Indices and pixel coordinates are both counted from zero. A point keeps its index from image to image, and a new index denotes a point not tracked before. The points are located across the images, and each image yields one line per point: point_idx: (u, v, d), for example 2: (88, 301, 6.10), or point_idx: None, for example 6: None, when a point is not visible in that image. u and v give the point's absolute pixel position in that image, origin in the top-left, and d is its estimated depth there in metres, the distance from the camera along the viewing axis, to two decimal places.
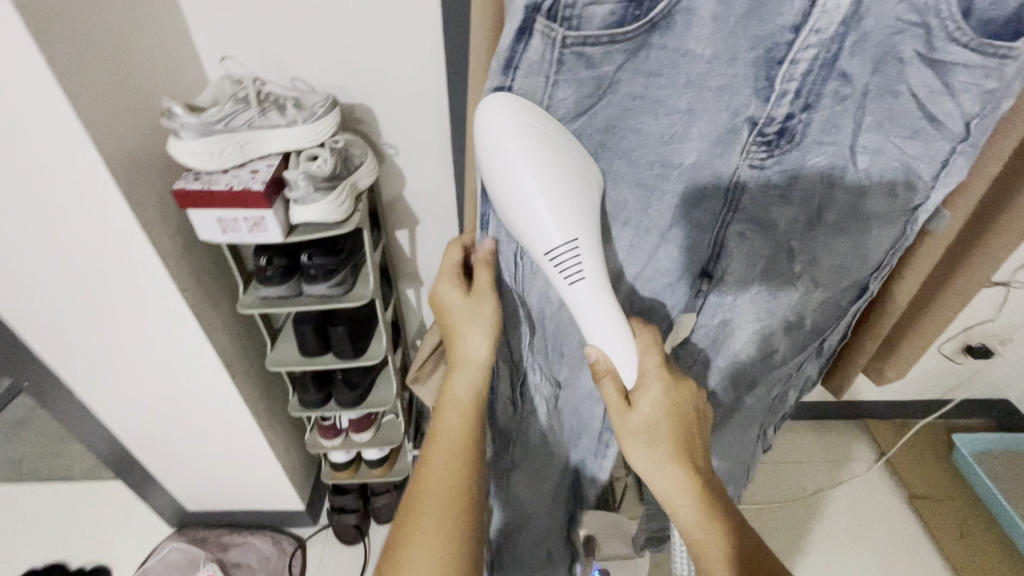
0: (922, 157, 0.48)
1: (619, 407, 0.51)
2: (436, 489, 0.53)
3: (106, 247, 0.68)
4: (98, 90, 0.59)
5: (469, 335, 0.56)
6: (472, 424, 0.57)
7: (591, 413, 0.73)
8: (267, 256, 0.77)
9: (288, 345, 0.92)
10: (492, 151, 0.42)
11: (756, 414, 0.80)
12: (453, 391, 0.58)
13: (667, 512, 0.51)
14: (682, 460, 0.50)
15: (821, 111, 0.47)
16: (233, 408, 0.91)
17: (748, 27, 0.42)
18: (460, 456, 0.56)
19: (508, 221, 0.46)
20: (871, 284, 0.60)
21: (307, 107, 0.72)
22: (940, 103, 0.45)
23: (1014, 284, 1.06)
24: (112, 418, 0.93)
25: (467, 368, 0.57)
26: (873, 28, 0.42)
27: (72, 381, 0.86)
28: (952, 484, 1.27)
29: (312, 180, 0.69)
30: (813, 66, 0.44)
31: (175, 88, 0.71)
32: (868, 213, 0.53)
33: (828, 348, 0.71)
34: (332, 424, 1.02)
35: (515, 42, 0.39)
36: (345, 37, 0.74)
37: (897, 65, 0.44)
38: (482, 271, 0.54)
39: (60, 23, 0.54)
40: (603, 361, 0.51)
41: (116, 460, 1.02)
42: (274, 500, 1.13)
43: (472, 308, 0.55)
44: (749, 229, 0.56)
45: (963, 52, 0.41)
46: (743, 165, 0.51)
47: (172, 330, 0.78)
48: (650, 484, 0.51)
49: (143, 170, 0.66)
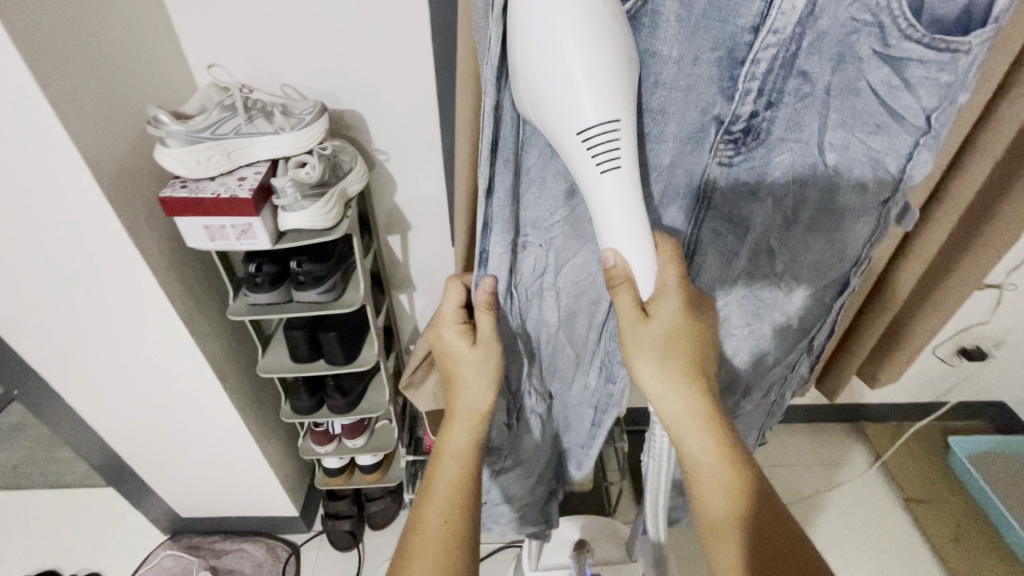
0: (887, 153, 0.48)
1: (635, 319, 0.47)
2: (432, 539, 0.48)
3: (94, 256, 0.68)
4: (83, 100, 0.59)
5: (471, 378, 0.56)
6: (473, 471, 0.53)
7: (579, 423, 0.73)
8: (256, 263, 0.77)
9: (279, 351, 0.92)
10: (530, 6, 0.36)
11: (751, 421, 0.80)
12: (454, 442, 0.54)
13: (670, 435, 0.50)
14: (693, 383, 0.49)
15: (784, 109, 0.47)
16: (224, 415, 0.91)
17: (711, 27, 0.43)
18: (458, 475, 0.53)
19: (532, 101, 0.39)
20: (852, 279, 0.58)
21: (295, 113, 0.72)
22: (899, 98, 0.44)
23: (1006, 286, 1.06)
24: (103, 426, 0.93)
25: (470, 416, 0.55)
26: (829, 27, 0.43)
27: (62, 389, 0.86)
28: (948, 487, 1.27)
29: (299, 186, 0.69)
30: (773, 65, 0.45)
31: (162, 95, 0.71)
32: (840, 208, 0.52)
33: (818, 346, 0.69)
34: (324, 430, 1.02)
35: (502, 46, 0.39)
36: (333, 44, 0.74)
37: (856, 64, 0.44)
38: (483, 314, 0.54)
39: (46, 33, 0.54)
40: (621, 267, 0.45)
41: (108, 467, 1.01)
42: (267, 507, 1.13)
43: (477, 352, 0.55)
44: (723, 226, 0.56)
45: (916, 47, 0.41)
46: (712, 163, 0.51)
47: (161, 337, 0.78)
48: (657, 403, 0.50)
49: (130, 178, 0.66)
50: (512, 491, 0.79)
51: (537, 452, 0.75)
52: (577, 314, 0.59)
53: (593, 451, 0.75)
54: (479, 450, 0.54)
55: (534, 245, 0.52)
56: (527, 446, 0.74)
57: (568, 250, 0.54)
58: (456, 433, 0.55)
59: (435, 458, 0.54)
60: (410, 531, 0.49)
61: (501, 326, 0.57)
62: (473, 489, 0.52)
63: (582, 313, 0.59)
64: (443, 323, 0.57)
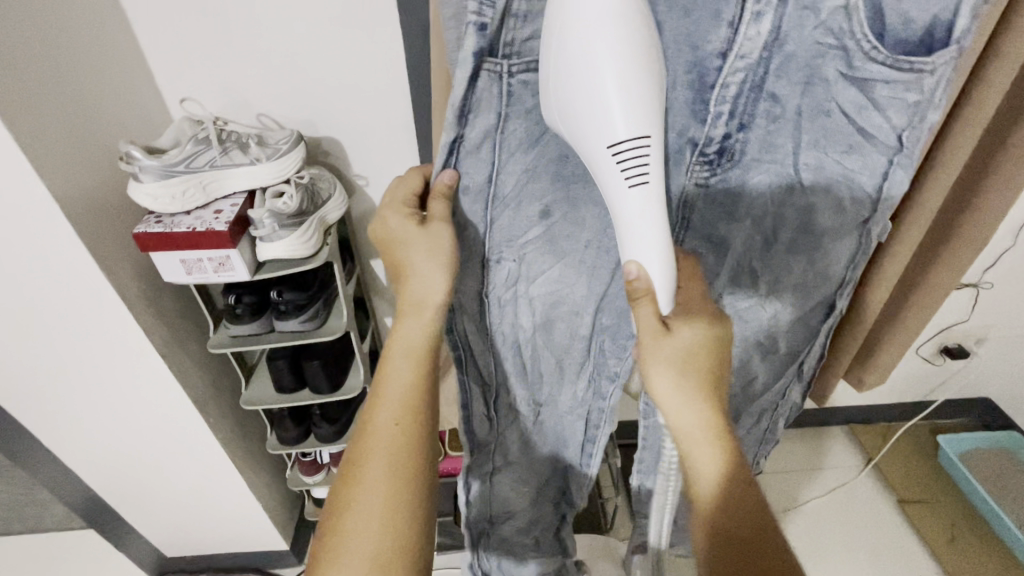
0: (862, 171, 0.49)
1: (655, 332, 0.46)
2: (383, 435, 0.49)
3: (70, 295, 0.66)
4: (39, 115, 0.56)
5: (422, 269, 0.50)
6: (426, 371, 0.52)
7: (574, 435, 0.70)
8: (235, 295, 0.76)
9: (264, 382, 0.91)
10: (568, 18, 0.36)
11: (747, 446, 0.78)
12: (406, 337, 0.51)
13: (681, 450, 0.48)
14: (711, 399, 0.48)
15: (757, 130, 0.48)
16: (209, 449, 0.89)
17: (682, 53, 0.44)
18: (414, 361, 0.51)
19: (567, 112, 0.39)
20: (838, 301, 0.60)
21: (271, 143, 0.72)
22: (869, 118, 0.46)
23: (983, 284, 1.08)
24: (82, 466, 0.90)
25: (420, 310, 0.51)
26: (796, 50, 0.44)
27: (37, 431, 0.83)
28: (941, 485, 1.27)
29: (277, 217, 0.68)
30: (743, 89, 0.45)
31: (135, 130, 0.71)
32: (820, 229, 0.54)
33: (807, 373, 0.70)
34: (313, 460, 1.00)
35: (466, 91, 0.41)
36: (308, 72, 0.74)
37: (824, 85, 0.45)
38: (438, 201, 0.48)
39: (16, 75, 0.54)
40: (643, 281, 0.42)
41: (89, 508, 0.98)
42: (256, 542, 1.10)
43: (425, 241, 0.49)
44: (704, 246, 0.56)
45: (881, 69, 0.43)
46: (689, 184, 0.51)
47: (140, 373, 0.76)
48: (670, 416, 0.48)
49: (103, 214, 0.66)
50: (512, 502, 0.77)
51: (528, 456, 0.73)
52: (555, 320, 0.59)
53: (592, 475, 0.74)
54: (432, 345, 0.52)
55: (506, 262, 0.53)
56: (513, 447, 0.71)
57: (541, 263, 0.54)
58: (408, 325, 0.51)
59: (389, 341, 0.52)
60: (360, 433, 0.49)
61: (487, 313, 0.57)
62: (423, 396, 0.51)
63: (561, 321, 0.59)
64: (388, 207, 0.52)
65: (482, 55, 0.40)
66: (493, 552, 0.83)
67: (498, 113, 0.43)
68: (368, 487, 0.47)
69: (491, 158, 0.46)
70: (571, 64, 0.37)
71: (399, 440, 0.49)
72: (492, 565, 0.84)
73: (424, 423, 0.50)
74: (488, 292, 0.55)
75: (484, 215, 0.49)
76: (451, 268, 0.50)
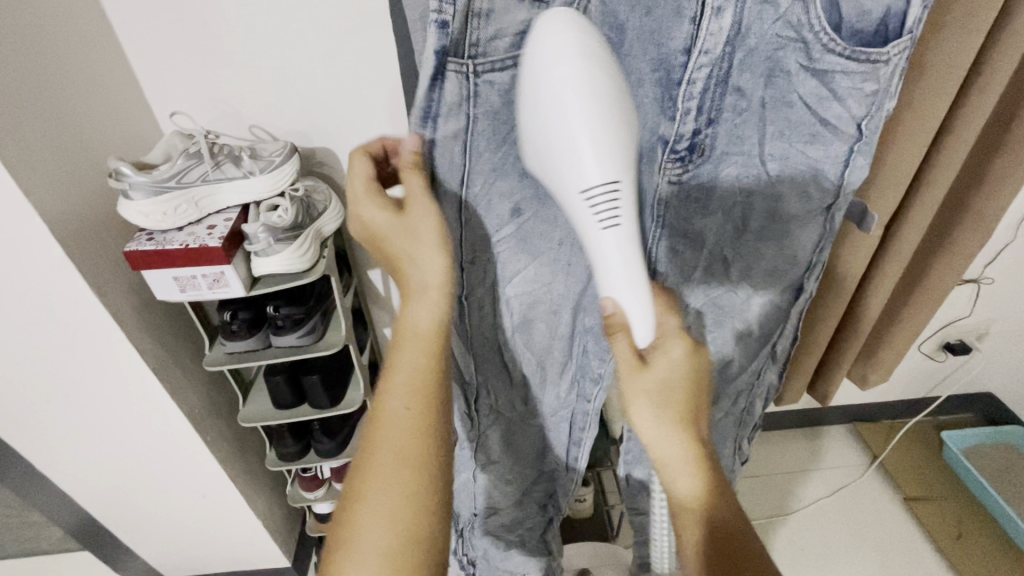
0: (824, 162, 0.48)
1: (632, 366, 0.45)
2: (398, 438, 0.43)
3: (59, 315, 0.64)
4: (20, 122, 0.55)
5: (420, 256, 0.45)
6: (440, 360, 0.46)
7: (559, 435, 0.68)
8: (231, 311, 0.75)
9: (262, 398, 0.89)
10: (541, 66, 0.37)
11: (724, 432, 0.72)
12: (414, 322, 0.46)
13: (663, 481, 0.47)
14: (692, 434, 0.46)
15: (725, 125, 0.47)
16: (208, 468, 0.87)
17: (646, 50, 0.44)
18: (426, 350, 0.45)
19: (541, 162, 0.41)
20: (807, 284, 0.57)
21: (264, 156, 0.70)
22: (829, 108, 0.45)
23: (983, 279, 1.08)
24: (76, 490, 0.88)
25: (423, 293, 0.46)
26: (757, 45, 0.44)
27: (31, 455, 0.82)
28: (948, 482, 1.26)
29: (272, 231, 0.67)
30: (709, 84, 0.44)
31: (126, 146, 0.70)
32: (788, 216, 0.52)
33: (782, 354, 0.66)
34: (313, 475, 0.98)
35: (429, 89, 0.40)
36: (301, 82, 0.73)
37: (786, 78, 0.45)
38: (412, 175, 0.44)
39: (23, 101, 0.55)
40: (620, 316, 0.44)
41: (89, 529, 0.96)
42: (258, 560, 1.07)
43: (407, 220, 0.45)
44: (680, 244, 0.54)
45: (839, 60, 0.42)
46: (662, 182, 0.49)
47: (133, 393, 0.74)
48: (650, 450, 0.47)
49: (95, 235, 0.64)
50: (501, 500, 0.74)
51: (513, 454, 0.71)
52: (534, 320, 0.57)
53: (577, 477, 0.72)
54: (444, 330, 0.46)
55: (483, 262, 0.52)
56: (496, 445, 0.69)
57: (516, 262, 0.53)
58: (413, 310, 0.46)
59: (396, 330, 0.46)
60: (370, 432, 0.44)
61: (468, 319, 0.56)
62: (437, 390, 0.45)
63: (540, 320, 0.57)
64: (354, 196, 0.47)
65: (444, 55, 0.39)
66: (479, 538, 0.79)
67: (465, 115, 0.43)
68: (382, 490, 0.42)
69: (463, 160, 0.45)
70: (542, 116, 0.38)
71: (417, 438, 0.43)
72: (476, 554, 0.80)
73: (444, 424, 0.45)
74: (469, 295, 0.54)
75: (459, 215, 0.48)
76: (450, 252, 0.46)
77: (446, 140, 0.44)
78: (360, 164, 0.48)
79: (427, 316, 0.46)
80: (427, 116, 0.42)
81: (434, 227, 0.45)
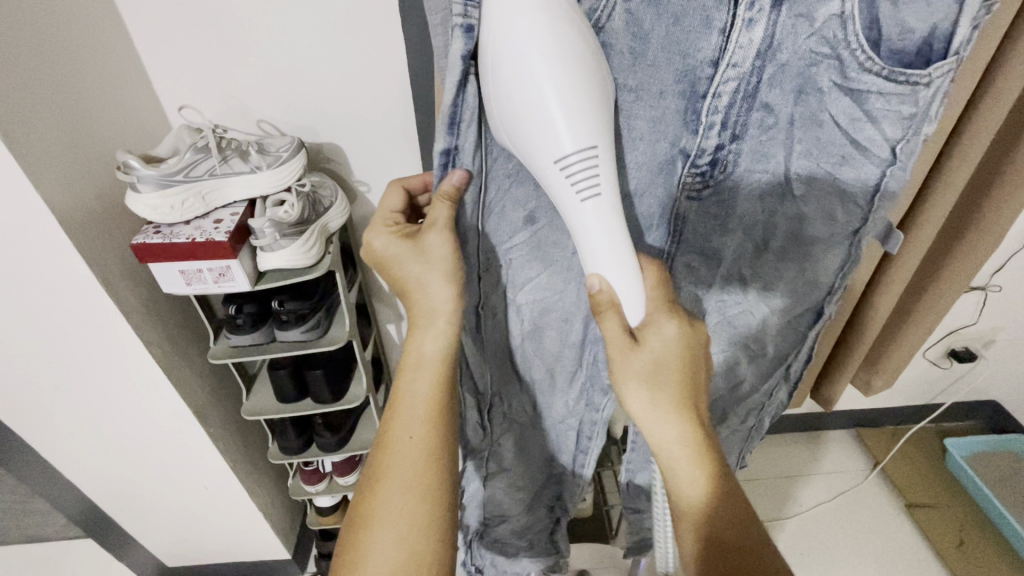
0: (854, 185, 0.47)
1: (623, 345, 0.46)
2: (402, 454, 0.49)
3: (65, 306, 0.65)
4: (22, 109, 0.54)
5: (428, 287, 0.49)
6: (443, 383, 0.50)
7: (566, 443, 0.69)
8: (236, 304, 0.76)
9: (265, 391, 0.90)
10: (503, 30, 0.36)
11: (730, 444, 0.72)
12: (420, 348, 0.50)
13: (661, 462, 0.48)
14: (688, 414, 0.48)
15: (749, 141, 0.47)
16: (210, 459, 0.87)
17: (671, 60, 0.43)
18: (429, 375, 0.50)
19: (508, 132, 0.40)
20: (828, 307, 0.56)
21: (272, 151, 0.70)
22: (863, 130, 0.43)
23: (991, 287, 1.07)
24: (80, 478, 0.89)
25: (431, 321, 0.50)
26: (789, 60, 0.43)
27: (36, 443, 0.82)
28: (950, 489, 1.26)
29: (278, 226, 0.67)
30: (735, 99, 0.45)
31: (132, 137, 0.70)
32: (810, 238, 0.51)
33: (797, 372, 0.65)
34: (314, 469, 0.99)
35: (455, 96, 0.39)
36: (309, 78, 0.73)
37: (817, 95, 0.44)
38: (442, 205, 0.45)
39: (24, 90, 0.54)
40: (607, 293, 0.45)
41: (92, 517, 0.97)
42: (259, 551, 1.08)
43: (422, 251, 0.48)
44: (695, 260, 0.55)
45: (876, 80, 0.40)
46: (682, 197, 0.50)
47: (138, 384, 0.75)
48: (648, 433, 0.48)
49: (102, 227, 0.64)
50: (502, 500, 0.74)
51: (525, 460, 0.71)
52: (545, 328, 0.57)
53: (584, 483, 0.73)
54: (447, 356, 0.50)
55: (497, 269, 0.52)
56: (508, 454, 0.69)
57: (528, 270, 0.53)
58: (419, 338, 0.50)
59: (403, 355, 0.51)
60: (378, 449, 0.49)
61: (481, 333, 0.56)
62: (442, 409, 0.50)
63: (551, 329, 0.57)
64: (373, 228, 0.53)
65: (472, 59, 0.39)
66: (487, 549, 0.79)
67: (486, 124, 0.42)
68: (389, 502, 0.48)
69: (477, 166, 0.44)
70: (509, 81, 0.37)
71: (419, 456, 0.49)
72: (483, 561, 0.80)
73: (446, 444, 0.50)
74: (483, 303, 0.53)
75: (476, 219, 0.47)
76: (459, 284, 0.49)
77: (468, 150, 0.43)
78: (388, 199, 0.56)
79: (432, 343, 0.50)
80: (449, 125, 0.41)
81: (445, 260, 0.48)
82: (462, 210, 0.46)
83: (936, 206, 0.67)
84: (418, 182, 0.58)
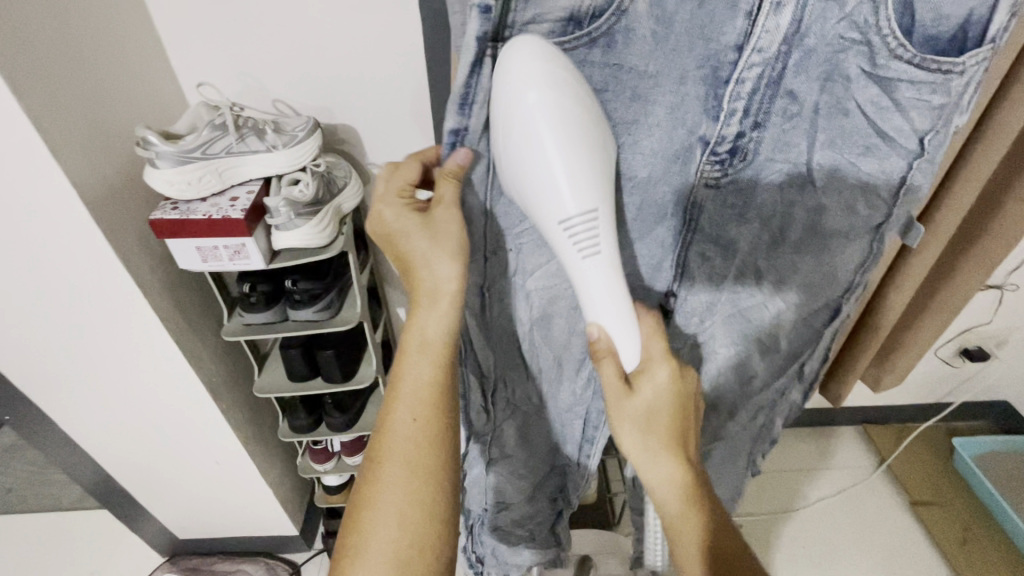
0: (876, 176, 0.46)
1: (619, 391, 0.48)
2: (402, 438, 0.49)
3: (85, 280, 0.66)
4: (43, 81, 0.55)
5: (432, 265, 0.48)
6: (444, 367, 0.50)
7: (572, 431, 0.70)
8: (250, 282, 0.76)
9: (276, 370, 0.91)
10: (512, 95, 0.38)
11: (740, 441, 0.73)
12: (423, 329, 0.50)
13: (650, 494, 0.51)
14: (680, 455, 0.50)
15: (772, 129, 0.46)
16: (222, 435, 0.89)
17: (694, 45, 0.43)
18: (430, 356, 0.50)
19: (515, 183, 0.41)
20: (846, 304, 0.55)
21: (288, 130, 0.70)
22: (890, 119, 0.43)
23: (1008, 286, 1.06)
24: (97, 449, 0.91)
25: (433, 300, 0.49)
26: (816, 45, 0.42)
27: (54, 414, 0.84)
28: (955, 488, 1.25)
29: (293, 205, 0.68)
30: (759, 85, 0.44)
31: (151, 114, 0.70)
32: (829, 231, 0.51)
33: (809, 374, 0.65)
34: (323, 448, 1.00)
35: (468, 76, 0.39)
36: (325, 59, 0.73)
37: (844, 83, 0.43)
38: (446, 184, 0.45)
39: (45, 63, 0.55)
40: (605, 342, 0.46)
41: (107, 489, 0.99)
42: (268, 527, 1.10)
43: (428, 227, 0.47)
44: (710, 249, 0.55)
45: (906, 68, 0.40)
46: (698, 183, 0.50)
47: (154, 358, 0.76)
48: (641, 470, 0.51)
49: (120, 202, 0.65)
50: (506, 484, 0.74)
51: (528, 450, 0.71)
52: (553, 316, 0.58)
53: (589, 476, 0.74)
54: (449, 338, 0.50)
55: (507, 252, 0.52)
56: (510, 440, 0.69)
57: (538, 256, 0.53)
58: (422, 318, 0.50)
59: (404, 334, 0.50)
60: (379, 433, 0.50)
61: (489, 320, 0.56)
62: (441, 392, 0.50)
63: (559, 316, 0.58)
64: (382, 200, 0.51)
65: (487, 40, 0.38)
66: (488, 536, 0.80)
67: None
68: (388, 486, 0.48)
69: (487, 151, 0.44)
70: (518, 148, 0.39)
71: (418, 442, 0.49)
72: (484, 551, 0.82)
73: (446, 430, 0.50)
74: (488, 286, 0.53)
75: (484, 198, 0.47)
76: (464, 261, 0.48)
77: (477, 131, 0.43)
78: (407, 167, 0.52)
79: (435, 324, 0.49)
80: (461, 102, 0.41)
81: (451, 240, 0.47)
82: (469, 189, 0.46)
83: (955, 201, 0.66)
84: (435, 155, 0.54)
